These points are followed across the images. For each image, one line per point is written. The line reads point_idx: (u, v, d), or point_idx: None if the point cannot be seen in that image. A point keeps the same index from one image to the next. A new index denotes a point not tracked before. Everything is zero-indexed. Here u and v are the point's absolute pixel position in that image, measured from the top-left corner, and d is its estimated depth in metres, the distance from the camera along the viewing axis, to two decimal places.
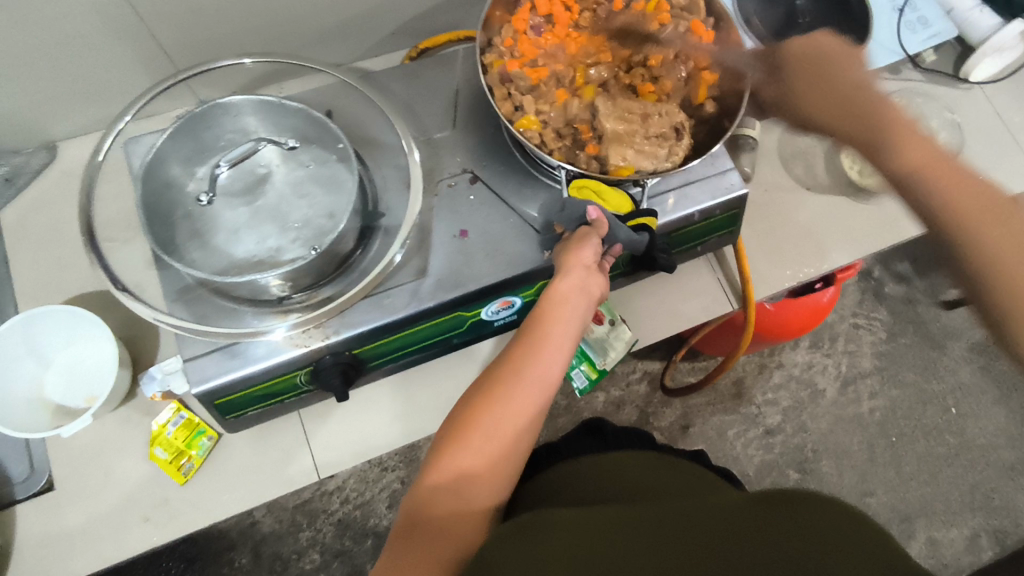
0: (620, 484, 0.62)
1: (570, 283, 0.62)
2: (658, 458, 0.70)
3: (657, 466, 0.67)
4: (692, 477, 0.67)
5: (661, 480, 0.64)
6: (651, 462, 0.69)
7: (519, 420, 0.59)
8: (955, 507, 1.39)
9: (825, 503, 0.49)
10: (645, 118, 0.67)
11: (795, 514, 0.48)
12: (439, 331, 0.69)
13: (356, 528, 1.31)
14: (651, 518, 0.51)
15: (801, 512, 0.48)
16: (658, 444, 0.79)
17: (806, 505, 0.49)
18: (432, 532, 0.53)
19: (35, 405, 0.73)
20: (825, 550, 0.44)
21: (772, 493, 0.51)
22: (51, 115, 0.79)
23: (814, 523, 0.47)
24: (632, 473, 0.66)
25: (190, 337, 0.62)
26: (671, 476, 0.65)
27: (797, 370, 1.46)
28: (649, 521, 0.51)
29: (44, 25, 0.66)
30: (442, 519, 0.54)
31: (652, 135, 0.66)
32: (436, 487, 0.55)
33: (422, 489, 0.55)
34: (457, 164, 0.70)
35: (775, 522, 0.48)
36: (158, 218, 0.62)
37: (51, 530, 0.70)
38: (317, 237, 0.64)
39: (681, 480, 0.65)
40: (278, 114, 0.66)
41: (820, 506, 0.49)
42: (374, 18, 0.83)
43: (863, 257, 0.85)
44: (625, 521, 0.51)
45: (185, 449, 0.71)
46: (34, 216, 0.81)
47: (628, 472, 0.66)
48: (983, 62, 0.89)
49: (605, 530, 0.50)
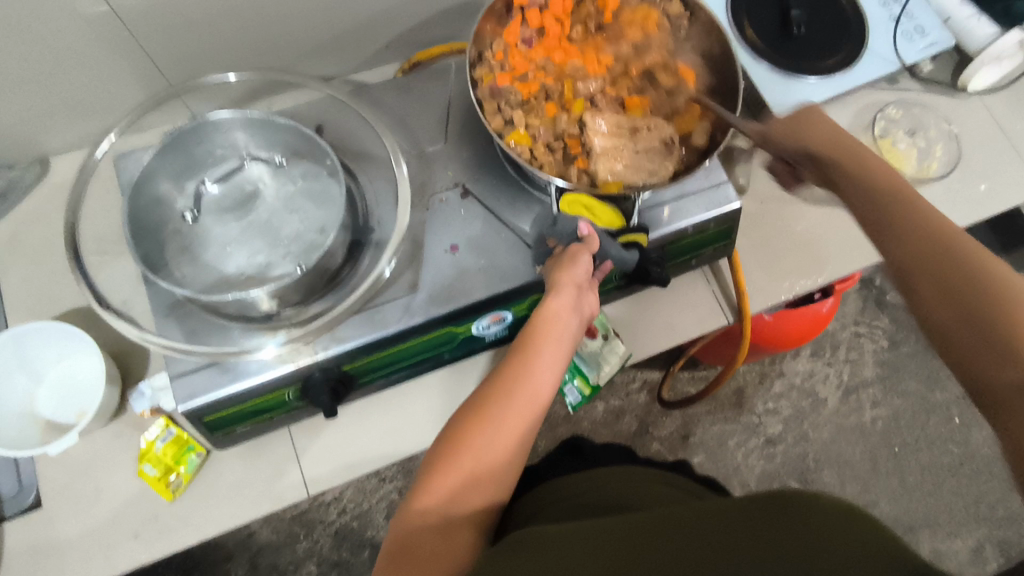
0: (610, 501, 0.61)
1: (562, 301, 0.61)
2: (649, 472, 0.69)
3: (645, 478, 0.66)
4: (685, 492, 0.65)
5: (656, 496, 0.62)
6: (642, 476, 0.67)
7: (512, 443, 0.57)
8: (959, 518, 1.37)
9: (817, 501, 0.46)
10: (634, 132, 0.66)
11: (788, 520, 0.45)
12: (430, 346, 0.68)
13: (353, 539, 1.31)
14: (637, 533, 0.49)
15: (793, 514, 0.45)
16: (645, 459, 0.79)
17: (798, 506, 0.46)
18: (421, 560, 0.51)
19: (25, 420, 0.73)
20: (818, 562, 0.41)
21: (764, 497, 0.48)
22: (43, 130, 0.79)
23: (807, 529, 0.44)
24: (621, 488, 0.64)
25: (178, 355, 0.61)
26: (659, 488, 0.64)
27: (798, 379, 1.44)
28: (634, 536, 0.49)
29: (35, 40, 0.66)
30: (432, 545, 0.52)
31: (641, 149, 0.65)
32: (424, 513, 0.53)
33: (409, 516, 0.53)
34: (449, 178, 0.70)
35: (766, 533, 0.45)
36: (148, 235, 0.62)
37: (40, 549, 0.69)
38: (307, 253, 0.64)
39: (675, 494, 0.63)
40: (267, 131, 0.65)
41: (812, 506, 0.45)
42: (369, 31, 0.83)
43: (862, 268, 0.84)
44: (610, 536, 0.49)
45: (174, 465, 0.70)
46: (26, 231, 0.81)
47: (618, 487, 0.64)
48: (982, 71, 0.88)
49: (589, 546, 0.48)
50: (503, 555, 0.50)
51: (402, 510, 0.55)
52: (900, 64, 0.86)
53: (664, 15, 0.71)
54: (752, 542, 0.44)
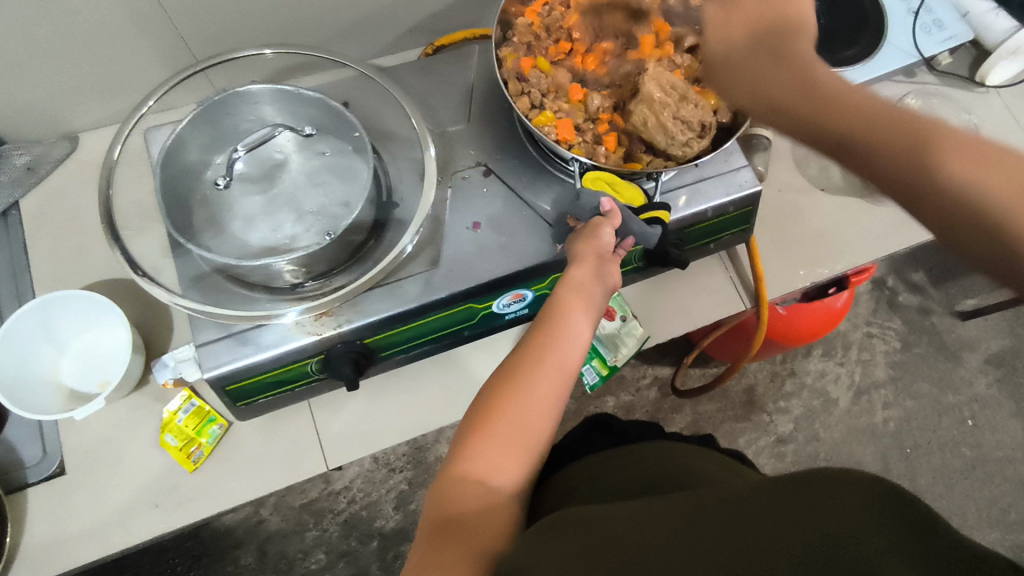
0: (644, 480, 0.61)
1: (583, 271, 0.62)
2: (676, 449, 0.67)
3: (672, 455, 0.65)
4: (714, 465, 0.65)
5: (693, 471, 0.61)
6: (670, 452, 0.66)
7: (543, 409, 0.57)
8: (972, 521, 1.36)
9: (846, 478, 0.44)
10: (681, 100, 0.64)
11: (856, 505, 0.42)
12: (451, 323, 0.69)
13: (362, 529, 1.31)
14: (684, 512, 0.47)
15: (830, 493, 0.43)
16: (669, 435, 0.79)
17: (828, 487, 0.44)
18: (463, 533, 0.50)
19: (48, 388, 0.73)
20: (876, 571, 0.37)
21: (832, 478, 0.44)
22: (73, 106, 0.80)
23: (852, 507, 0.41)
24: (646, 467, 0.63)
25: (203, 320, 0.63)
26: (680, 462, 0.63)
27: (809, 378, 1.44)
28: (679, 514, 0.47)
29: (69, 15, 0.68)
30: (476, 516, 0.51)
31: (680, 117, 0.63)
32: (462, 484, 0.53)
33: (448, 491, 0.53)
34: (471, 157, 0.70)
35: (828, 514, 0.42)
36: (177, 202, 0.63)
37: (60, 516, 0.70)
38: (331, 225, 0.65)
39: (707, 470, 0.62)
40: (296, 104, 0.67)
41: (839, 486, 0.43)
42: (393, 16, 0.84)
43: (876, 259, 0.85)
44: (652, 515, 0.48)
45: (195, 436, 0.71)
46: (54, 205, 0.82)
47: (642, 465, 0.64)
48: (999, 66, 0.88)
49: (627, 529, 0.47)
50: (543, 529, 0.49)
51: (438, 487, 0.54)
52: (917, 56, 0.86)
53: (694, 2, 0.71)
54: (800, 516, 0.43)
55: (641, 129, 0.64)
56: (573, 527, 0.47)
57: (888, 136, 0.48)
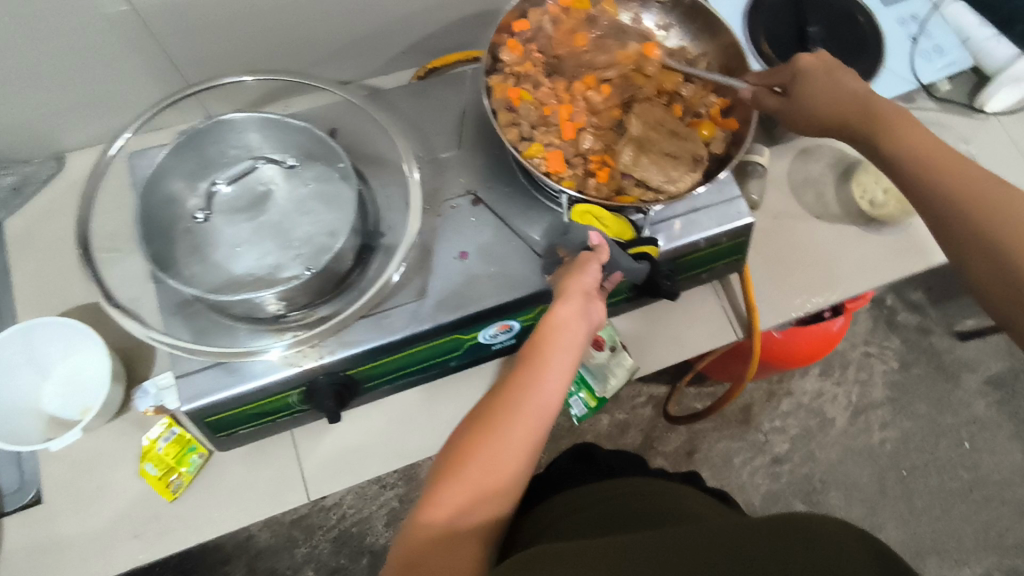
0: (620, 517, 0.59)
1: (569, 308, 0.60)
2: (651, 485, 0.66)
3: (652, 494, 0.64)
4: (695, 504, 0.63)
5: (672, 510, 0.60)
6: (647, 489, 0.65)
7: (520, 452, 0.55)
8: (968, 545, 1.34)
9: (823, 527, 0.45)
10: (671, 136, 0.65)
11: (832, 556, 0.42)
12: (437, 353, 0.68)
13: (352, 546, 1.30)
14: (680, 544, 0.46)
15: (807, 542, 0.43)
16: (649, 470, 0.79)
17: (806, 538, 0.44)
18: None
19: (29, 415, 0.72)
20: None
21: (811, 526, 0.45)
22: (61, 126, 0.79)
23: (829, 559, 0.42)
24: (626, 503, 0.62)
25: (184, 354, 0.61)
26: (661, 502, 0.62)
27: (806, 398, 1.43)
28: (673, 548, 0.46)
29: (55, 36, 0.67)
30: (440, 563, 0.50)
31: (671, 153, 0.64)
32: (430, 527, 0.51)
33: (416, 533, 0.51)
34: (461, 185, 0.70)
35: (825, 554, 0.42)
36: (159, 235, 0.62)
37: (38, 544, 0.69)
38: (316, 256, 0.64)
39: (687, 510, 0.60)
40: (281, 132, 0.65)
41: (815, 538, 0.43)
42: (386, 37, 0.83)
43: (876, 288, 0.83)
44: (630, 550, 0.46)
45: (175, 465, 0.70)
46: (39, 227, 0.81)
47: (622, 502, 0.62)
48: (999, 93, 0.86)
49: (597, 560, 0.45)
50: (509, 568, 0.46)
51: (407, 529, 0.53)
52: (916, 84, 0.86)
53: (685, 54, 0.73)
54: (811, 558, 0.42)
55: (632, 166, 0.64)
56: (548, 559, 0.45)
57: (951, 186, 0.56)
